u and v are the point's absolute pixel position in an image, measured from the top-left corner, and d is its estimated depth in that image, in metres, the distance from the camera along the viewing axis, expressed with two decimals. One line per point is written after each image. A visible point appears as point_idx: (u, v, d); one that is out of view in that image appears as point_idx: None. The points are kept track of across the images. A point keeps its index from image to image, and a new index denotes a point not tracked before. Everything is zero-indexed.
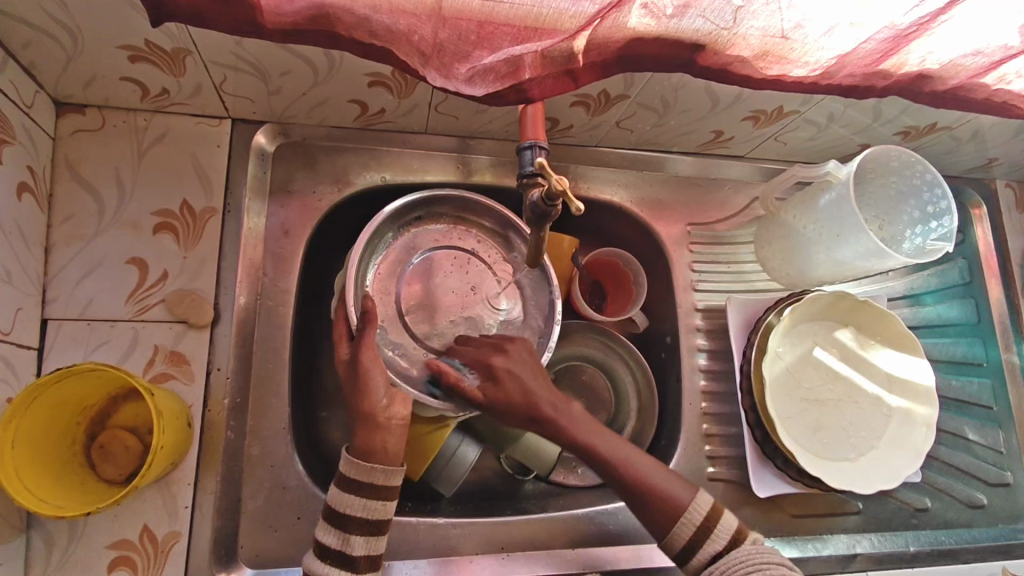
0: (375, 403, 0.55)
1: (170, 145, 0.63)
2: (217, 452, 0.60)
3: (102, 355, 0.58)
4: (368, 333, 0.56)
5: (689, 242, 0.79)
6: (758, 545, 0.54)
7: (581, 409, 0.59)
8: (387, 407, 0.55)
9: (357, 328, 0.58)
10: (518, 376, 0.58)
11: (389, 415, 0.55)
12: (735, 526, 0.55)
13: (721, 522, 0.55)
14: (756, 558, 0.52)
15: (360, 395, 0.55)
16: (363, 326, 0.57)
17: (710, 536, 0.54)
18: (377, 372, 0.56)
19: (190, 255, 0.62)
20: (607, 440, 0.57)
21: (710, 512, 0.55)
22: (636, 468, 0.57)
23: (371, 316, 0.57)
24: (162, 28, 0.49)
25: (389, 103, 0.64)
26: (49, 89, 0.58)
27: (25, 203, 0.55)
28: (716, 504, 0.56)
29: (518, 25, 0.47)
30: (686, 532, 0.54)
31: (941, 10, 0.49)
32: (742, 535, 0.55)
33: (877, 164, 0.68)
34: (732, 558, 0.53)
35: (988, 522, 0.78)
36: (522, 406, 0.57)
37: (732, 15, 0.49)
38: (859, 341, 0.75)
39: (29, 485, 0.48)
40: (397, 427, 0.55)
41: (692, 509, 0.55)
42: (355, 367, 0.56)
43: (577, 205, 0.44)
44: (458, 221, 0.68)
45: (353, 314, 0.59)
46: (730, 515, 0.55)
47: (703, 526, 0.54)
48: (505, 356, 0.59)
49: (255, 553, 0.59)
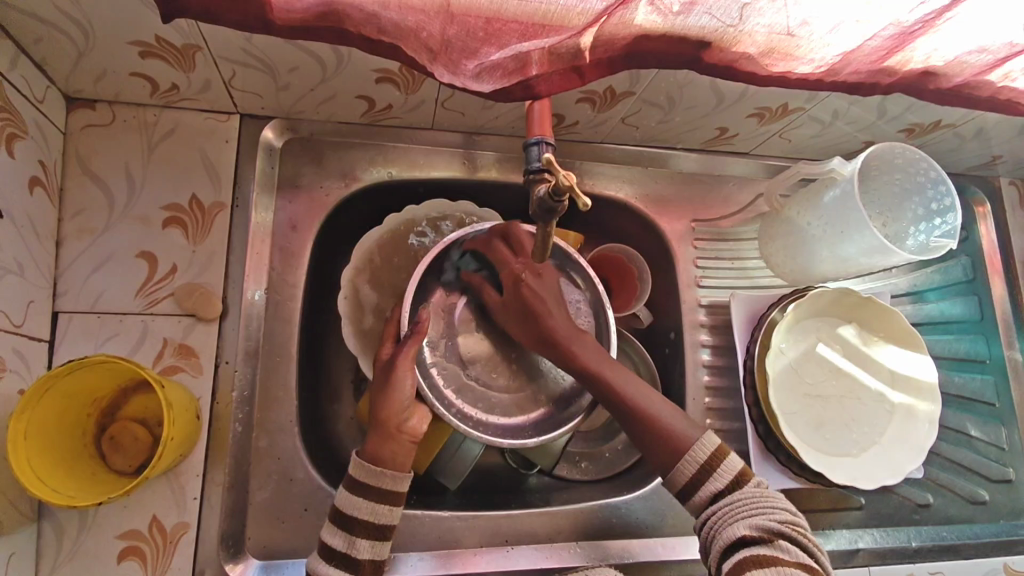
0: (395, 410, 0.56)
1: (178, 140, 0.64)
2: (226, 444, 0.60)
3: (112, 348, 0.59)
4: (412, 342, 0.58)
5: (693, 238, 0.79)
6: (762, 488, 0.54)
7: (594, 341, 0.59)
8: (404, 416, 0.56)
9: (406, 334, 0.60)
10: (544, 303, 0.58)
11: (403, 426, 0.56)
12: (739, 468, 0.55)
13: (724, 464, 0.55)
14: (762, 499, 0.53)
15: (387, 398, 0.56)
16: (411, 334, 0.59)
17: (712, 475, 0.54)
18: (409, 381, 0.57)
19: (199, 249, 0.63)
20: (615, 372, 0.58)
21: (717, 452, 0.55)
22: (639, 403, 0.57)
23: (421, 328, 0.59)
24: (173, 24, 0.50)
25: (397, 99, 0.64)
26: (60, 84, 0.58)
27: (36, 197, 0.56)
28: (721, 446, 0.56)
29: (526, 22, 0.48)
30: (689, 469, 0.55)
31: (945, 7, 0.50)
32: (746, 476, 0.55)
33: (882, 161, 0.69)
34: (737, 497, 0.53)
35: (990, 518, 0.78)
36: (536, 326, 0.58)
37: (739, 13, 0.50)
38: (862, 337, 0.75)
39: (41, 475, 0.48)
40: (407, 440, 0.56)
41: (697, 447, 0.55)
42: (390, 369, 0.57)
43: (582, 200, 0.41)
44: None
45: (404, 320, 0.61)
46: (734, 458, 0.56)
47: (707, 465, 0.55)
48: (536, 278, 0.59)
49: (263, 544, 0.60)
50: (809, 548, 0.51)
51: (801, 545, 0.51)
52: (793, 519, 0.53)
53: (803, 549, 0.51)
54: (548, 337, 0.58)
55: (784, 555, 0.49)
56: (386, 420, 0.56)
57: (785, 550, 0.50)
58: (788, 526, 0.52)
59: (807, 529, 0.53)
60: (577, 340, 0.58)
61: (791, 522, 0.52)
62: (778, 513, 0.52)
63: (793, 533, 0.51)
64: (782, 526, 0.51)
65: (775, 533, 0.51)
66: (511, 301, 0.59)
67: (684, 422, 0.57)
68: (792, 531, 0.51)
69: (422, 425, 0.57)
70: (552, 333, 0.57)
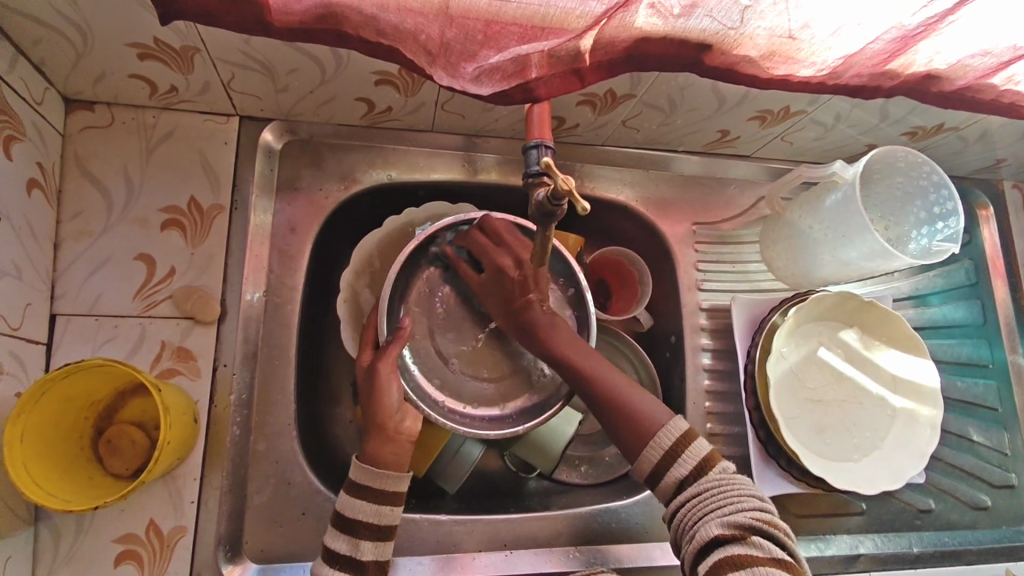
0: (390, 413, 0.56)
1: (176, 142, 0.64)
2: (224, 447, 0.60)
3: (110, 351, 0.59)
4: (394, 347, 0.59)
5: (694, 241, 0.79)
6: (727, 474, 0.53)
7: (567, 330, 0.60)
8: (398, 418, 0.56)
9: (385, 340, 0.60)
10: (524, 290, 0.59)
11: (401, 428, 0.56)
12: (705, 455, 0.54)
13: (691, 449, 0.54)
14: (728, 490, 0.52)
15: (374, 403, 0.56)
16: (391, 340, 0.60)
17: (676, 463, 0.54)
18: (393, 384, 0.57)
19: (198, 251, 0.62)
20: (582, 355, 0.59)
21: (683, 437, 0.55)
22: (606, 384, 0.58)
23: (404, 333, 0.60)
24: (171, 26, 0.49)
25: (396, 102, 0.64)
26: (59, 86, 0.58)
27: (34, 199, 0.56)
28: (689, 431, 0.56)
29: (525, 25, 0.47)
30: (653, 457, 0.54)
31: (949, 11, 0.49)
32: (711, 464, 0.54)
33: (884, 165, 0.68)
34: (701, 487, 0.52)
35: (993, 524, 0.78)
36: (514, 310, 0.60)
37: (740, 16, 0.49)
38: (864, 341, 0.75)
39: (38, 480, 0.48)
40: (406, 442, 0.56)
41: (661, 435, 0.55)
42: (372, 376, 0.57)
43: (581, 205, 0.41)
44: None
45: (382, 326, 0.61)
46: (701, 443, 0.55)
47: (672, 451, 0.54)
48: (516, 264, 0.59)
49: (260, 549, 0.60)
50: (783, 540, 0.49)
51: (775, 539, 0.49)
52: (763, 508, 0.51)
53: (777, 542, 0.49)
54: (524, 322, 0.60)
55: (760, 552, 0.47)
56: (383, 423, 0.55)
57: (758, 545, 0.47)
58: (760, 520, 0.50)
59: (777, 515, 0.52)
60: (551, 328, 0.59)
61: (762, 512, 0.51)
62: (747, 505, 0.50)
63: (762, 527, 0.49)
64: (754, 521, 0.49)
65: (745, 529, 0.49)
66: (493, 285, 0.61)
67: (654, 407, 0.57)
68: (765, 524, 0.49)
69: (418, 426, 0.57)
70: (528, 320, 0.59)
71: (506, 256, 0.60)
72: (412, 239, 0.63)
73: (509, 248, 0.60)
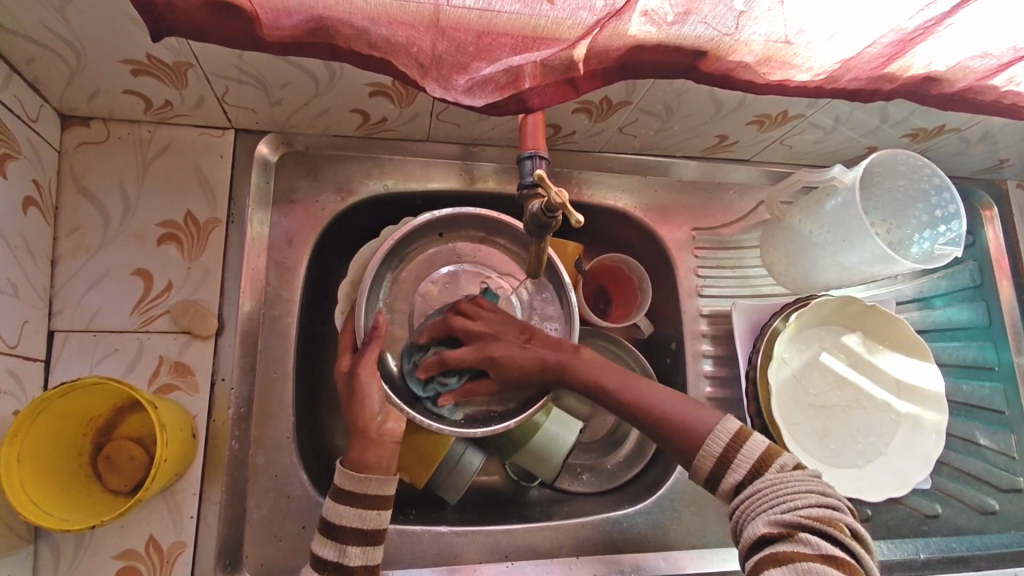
0: (369, 415, 0.55)
1: (173, 157, 0.64)
2: (222, 461, 0.60)
3: (108, 367, 0.59)
4: (370, 347, 0.59)
5: (694, 246, 0.78)
6: (783, 473, 0.51)
7: (587, 352, 0.61)
8: (379, 420, 0.56)
9: (364, 340, 0.60)
10: (517, 353, 0.60)
11: (383, 430, 0.55)
12: (762, 454, 0.53)
13: (743, 453, 0.53)
14: (780, 487, 0.50)
15: (358, 409, 0.56)
16: (369, 340, 0.59)
17: (731, 467, 0.53)
18: (373, 387, 0.56)
19: (195, 265, 0.63)
20: (612, 377, 0.60)
21: (735, 439, 0.54)
22: (640, 401, 0.59)
23: (378, 332, 0.59)
24: (164, 42, 0.49)
25: (391, 112, 0.64)
26: (54, 102, 0.58)
27: (30, 216, 0.56)
28: (742, 431, 0.55)
29: (517, 36, 0.47)
30: (706, 464, 0.54)
31: (946, 13, 0.49)
32: (767, 465, 0.52)
33: (884, 168, 0.67)
34: (755, 488, 0.51)
35: (1001, 529, 0.77)
36: (529, 369, 0.60)
37: (735, 22, 0.49)
38: (867, 346, 0.74)
39: (35, 499, 0.48)
40: (389, 443, 0.55)
41: (712, 440, 0.54)
42: (353, 379, 0.57)
43: (575, 217, 0.42)
44: (485, 241, 0.69)
45: (359, 327, 0.61)
46: (757, 443, 0.53)
47: (725, 455, 0.53)
48: (500, 342, 0.60)
49: (261, 562, 0.59)
50: (842, 539, 0.46)
51: (832, 537, 0.46)
52: (821, 504, 0.48)
53: (835, 540, 0.46)
54: (542, 370, 0.60)
55: (806, 549, 0.45)
56: (365, 426, 0.55)
57: (806, 542, 0.45)
58: (813, 516, 0.47)
59: (843, 512, 0.48)
60: (574, 356, 0.60)
61: (819, 508, 0.48)
62: (800, 502, 0.48)
63: (817, 524, 0.46)
64: (804, 518, 0.47)
65: (795, 527, 0.47)
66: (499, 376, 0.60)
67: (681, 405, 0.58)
68: (819, 520, 0.47)
69: (401, 426, 0.57)
70: (544, 366, 0.60)
71: (491, 343, 0.60)
72: (393, 235, 0.63)
73: (485, 335, 0.60)
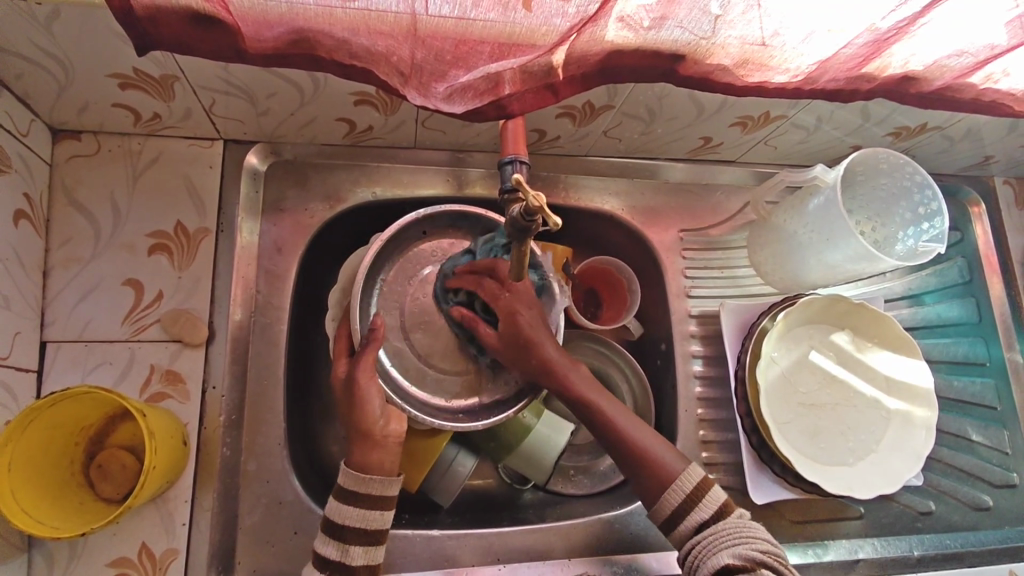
0: (371, 419, 0.55)
1: (163, 168, 0.65)
2: (214, 468, 0.61)
3: (100, 376, 0.59)
4: (368, 350, 0.58)
5: (682, 248, 0.79)
6: (744, 519, 0.55)
7: (587, 370, 0.61)
8: (383, 423, 0.56)
9: (363, 342, 0.59)
10: (538, 334, 0.58)
11: (386, 431, 0.56)
12: (723, 501, 0.56)
13: (709, 496, 0.56)
14: (744, 529, 0.53)
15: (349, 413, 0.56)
16: (368, 342, 0.59)
17: (697, 507, 0.55)
18: (374, 390, 0.57)
19: (185, 274, 0.63)
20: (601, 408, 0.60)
21: (701, 484, 0.56)
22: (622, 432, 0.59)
23: (376, 334, 0.59)
24: (148, 56, 0.50)
25: (376, 120, 0.65)
26: (45, 117, 0.59)
27: (22, 229, 0.57)
28: (706, 479, 0.57)
29: (493, 43, 0.48)
30: (672, 501, 0.56)
31: (918, 13, 0.50)
32: (729, 510, 0.55)
33: (866, 167, 0.68)
34: (718, 527, 0.54)
35: (996, 525, 0.77)
36: (528, 355, 0.58)
37: (711, 26, 0.50)
38: (856, 344, 0.74)
39: (27, 508, 0.49)
40: (393, 444, 0.56)
41: (683, 479, 0.56)
42: (353, 385, 0.57)
43: (552, 220, 0.42)
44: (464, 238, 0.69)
45: (355, 331, 0.61)
46: (718, 491, 0.56)
47: (693, 495, 0.56)
48: (529, 310, 0.58)
49: (252, 567, 0.60)
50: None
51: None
52: (773, 549, 0.53)
53: None
54: (540, 363, 0.58)
55: None
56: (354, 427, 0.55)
57: None
58: (771, 556, 0.52)
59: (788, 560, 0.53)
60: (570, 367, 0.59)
61: (773, 552, 0.53)
62: (759, 543, 0.53)
63: (775, 564, 0.51)
64: (765, 556, 0.51)
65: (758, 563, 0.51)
66: (508, 340, 0.58)
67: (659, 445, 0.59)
68: (776, 563, 0.52)
69: (404, 427, 0.57)
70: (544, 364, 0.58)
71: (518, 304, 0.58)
72: (379, 238, 0.63)
73: (520, 296, 0.58)
